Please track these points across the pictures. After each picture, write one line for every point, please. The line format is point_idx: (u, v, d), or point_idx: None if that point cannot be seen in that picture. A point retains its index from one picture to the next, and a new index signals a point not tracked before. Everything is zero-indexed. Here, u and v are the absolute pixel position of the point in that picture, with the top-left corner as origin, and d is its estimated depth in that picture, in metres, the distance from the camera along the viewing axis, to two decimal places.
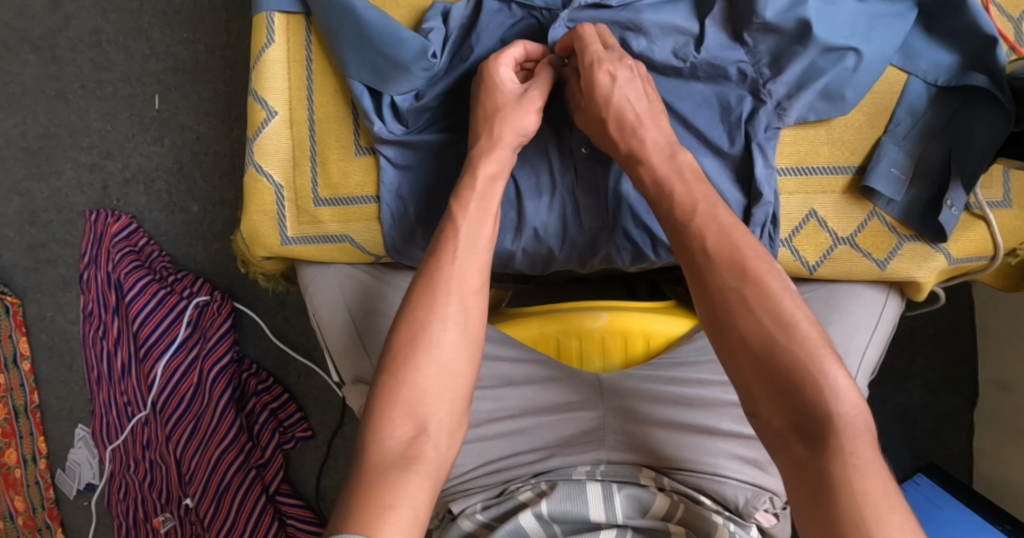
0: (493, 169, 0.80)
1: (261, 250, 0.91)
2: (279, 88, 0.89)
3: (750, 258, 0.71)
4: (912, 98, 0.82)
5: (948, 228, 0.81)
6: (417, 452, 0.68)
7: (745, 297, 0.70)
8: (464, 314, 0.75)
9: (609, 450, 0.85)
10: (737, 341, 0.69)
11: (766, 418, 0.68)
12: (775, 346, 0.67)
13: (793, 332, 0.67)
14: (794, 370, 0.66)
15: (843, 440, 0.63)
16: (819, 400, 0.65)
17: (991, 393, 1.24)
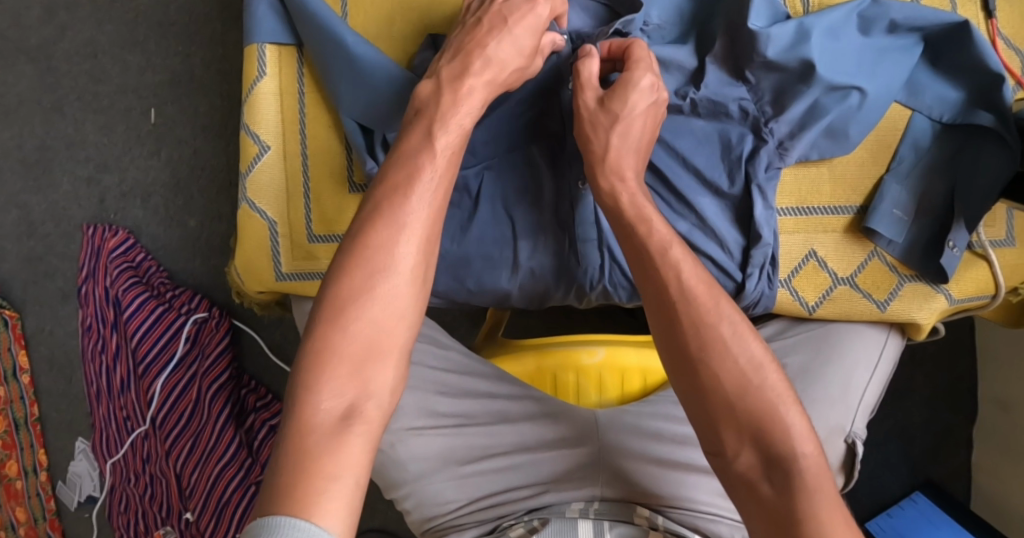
0: (462, 117, 0.74)
1: (257, 285, 0.91)
2: (271, 121, 0.88)
3: (709, 295, 0.70)
4: (916, 134, 0.83)
5: (949, 270, 0.81)
6: (357, 412, 0.64)
7: (706, 337, 0.68)
8: (418, 263, 0.69)
9: (602, 486, 0.83)
10: (697, 381, 0.68)
11: (732, 459, 0.66)
12: (736, 390, 0.66)
13: (761, 376, 0.66)
14: (760, 414, 0.65)
15: (808, 482, 0.63)
16: (785, 443, 0.64)
17: (991, 413, 1.23)
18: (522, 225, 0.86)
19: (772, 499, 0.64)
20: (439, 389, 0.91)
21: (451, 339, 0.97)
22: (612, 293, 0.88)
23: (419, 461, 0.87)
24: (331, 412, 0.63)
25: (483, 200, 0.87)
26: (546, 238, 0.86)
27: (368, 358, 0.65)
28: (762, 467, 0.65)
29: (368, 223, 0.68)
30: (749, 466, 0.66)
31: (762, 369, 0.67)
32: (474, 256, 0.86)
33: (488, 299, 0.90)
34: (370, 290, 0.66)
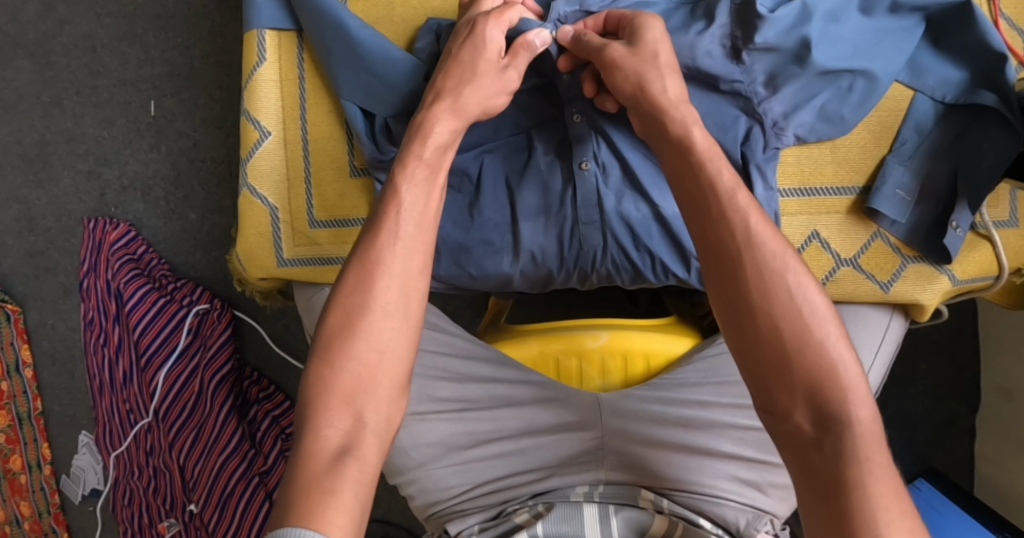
0: (444, 139, 0.76)
1: (257, 272, 0.91)
2: (271, 108, 0.88)
3: (776, 241, 0.65)
4: (919, 115, 0.83)
5: (953, 249, 0.82)
6: (357, 437, 0.63)
7: (767, 285, 0.63)
8: (405, 293, 0.69)
9: (608, 470, 0.86)
10: (756, 332, 0.63)
11: (783, 414, 0.62)
12: (796, 339, 0.62)
13: (820, 332, 0.62)
14: (816, 369, 0.61)
15: (859, 444, 0.59)
16: (838, 402, 0.60)
17: (993, 399, 1.24)
18: (524, 205, 0.86)
19: (823, 459, 0.60)
20: (442, 375, 0.91)
21: (451, 323, 0.95)
22: (615, 273, 0.87)
23: (423, 447, 0.88)
24: (333, 439, 0.62)
25: (487, 183, 0.87)
26: (547, 220, 0.86)
27: (365, 391, 0.65)
28: (814, 427, 0.61)
29: (359, 265, 0.69)
30: (801, 424, 0.61)
31: (820, 323, 0.62)
32: (476, 238, 0.87)
33: (487, 282, 0.90)
34: (367, 328, 0.67)
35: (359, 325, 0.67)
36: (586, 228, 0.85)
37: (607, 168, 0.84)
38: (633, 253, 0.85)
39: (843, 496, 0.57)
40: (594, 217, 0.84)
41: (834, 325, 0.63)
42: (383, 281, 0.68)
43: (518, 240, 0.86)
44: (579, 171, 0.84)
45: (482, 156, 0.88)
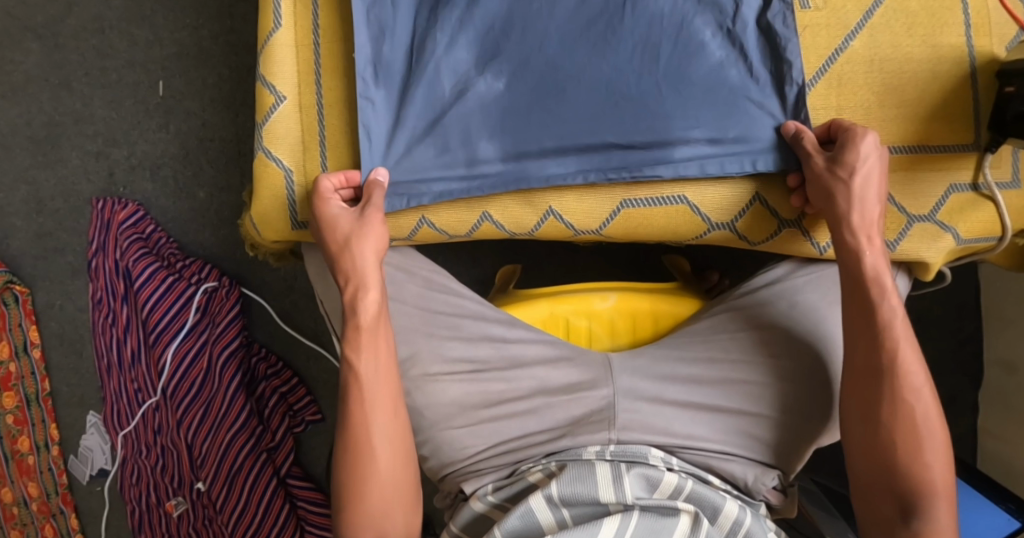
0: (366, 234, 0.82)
1: (273, 235, 0.92)
2: (287, 73, 0.89)
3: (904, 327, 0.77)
4: (917, 67, 0.81)
5: (958, 192, 0.81)
6: (389, 514, 0.81)
7: (899, 411, 0.76)
8: (387, 401, 0.81)
9: (620, 430, 0.84)
10: (879, 424, 0.77)
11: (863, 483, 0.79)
12: (902, 432, 0.76)
13: (915, 414, 0.76)
14: (909, 426, 0.76)
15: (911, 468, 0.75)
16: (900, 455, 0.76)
17: (997, 371, 1.26)
18: (514, 122, 0.83)
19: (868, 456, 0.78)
20: (454, 334, 0.87)
21: (462, 284, 0.90)
22: (633, 180, 0.82)
23: (437, 408, 0.86)
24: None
25: (478, 110, 0.84)
26: (489, 167, 0.84)
27: (388, 511, 0.81)
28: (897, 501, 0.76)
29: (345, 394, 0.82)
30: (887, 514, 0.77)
31: (928, 419, 0.76)
32: (500, 173, 0.84)
33: (512, 199, 0.86)
34: (374, 427, 0.80)
35: (370, 443, 0.80)
36: (597, 141, 0.82)
37: (583, 58, 0.81)
38: (650, 159, 0.82)
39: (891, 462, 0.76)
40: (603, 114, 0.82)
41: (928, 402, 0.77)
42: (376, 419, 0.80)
43: (540, 165, 0.83)
44: (534, 125, 0.83)
45: (455, 82, 0.84)
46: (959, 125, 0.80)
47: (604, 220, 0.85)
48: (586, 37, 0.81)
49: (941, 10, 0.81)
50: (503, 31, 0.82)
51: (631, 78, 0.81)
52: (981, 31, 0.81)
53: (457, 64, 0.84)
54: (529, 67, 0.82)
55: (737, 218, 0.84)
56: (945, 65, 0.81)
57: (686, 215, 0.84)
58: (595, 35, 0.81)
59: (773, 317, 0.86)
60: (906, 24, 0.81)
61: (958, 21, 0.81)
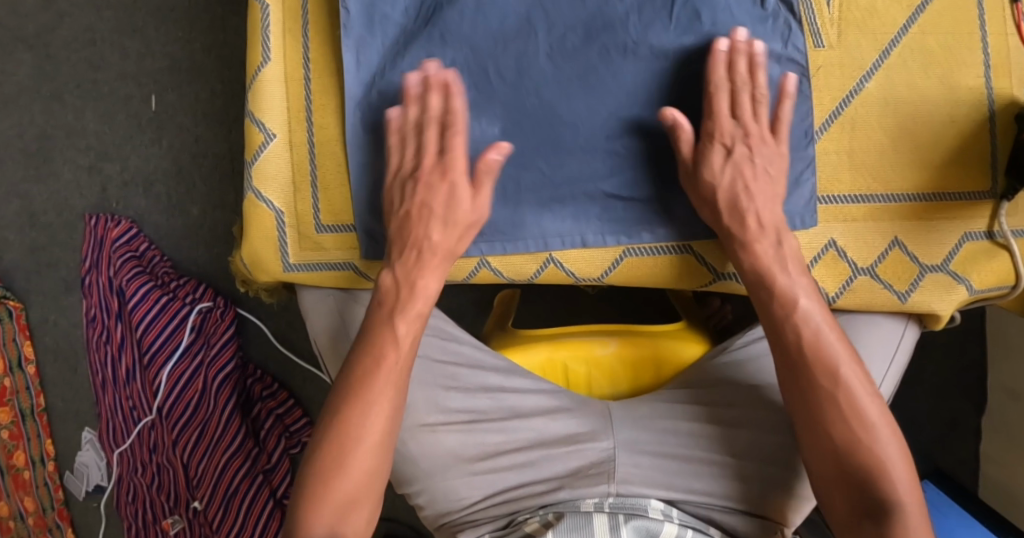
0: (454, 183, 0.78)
1: (265, 276, 0.90)
2: (277, 110, 0.86)
3: (830, 334, 0.74)
4: (932, 111, 0.77)
5: (971, 240, 0.78)
6: (357, 498, 0.75)
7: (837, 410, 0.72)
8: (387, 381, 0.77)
9: (620, 483, 0.81)
10: (822, 431, 0.73)
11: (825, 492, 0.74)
12: (846, 432, 0.72)
13: (855, 410, 0.72)
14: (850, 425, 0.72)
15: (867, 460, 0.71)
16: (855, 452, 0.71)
17: (1000, 399, 1.24)
18: (506, 172, 0.81)
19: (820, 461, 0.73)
20: (450, 384, 0.86)
21: (460, 330, 0.90)
22: (631, 237, 0.81)
23: (433, 459, 0.84)
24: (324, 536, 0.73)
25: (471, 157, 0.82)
26: (484, 218, 0.83)
27: (355, 501, 0.75)
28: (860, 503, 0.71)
29: (370, 330, 0.79)
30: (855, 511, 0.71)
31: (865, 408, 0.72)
32: (493, 224, 0.82)
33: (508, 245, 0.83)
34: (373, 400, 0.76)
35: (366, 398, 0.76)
36: (595, 189, 0.81)
37: (577, 110, 0.80)
38: (645, 213, 0.81)
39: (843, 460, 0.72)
40: (596, 165, 0.80)
41: (869, 397, 0.72)
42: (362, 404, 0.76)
43: (534, 217, 0.82)
44: (527, 177, 0.81)
45: None
46: (975, 171, 0.77)
47: (607, 268, 0.83)
48: (582, 86, 0.79)
49: (959, 49, 0.77)
50: (496, 77, 0.80)
51: (626, 130, 0.79)
52: (1002, 72, 0.77)
53: None
54: (522, 115, 0.80)
55: (743, 270, 0.82)
56: (962, 108, 0.77)
57: (689, 264, 0.82)
58: (590, 85, 0.79)
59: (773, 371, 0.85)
60: (923, 64, 0.77)
61: (976, 61, 0.77)
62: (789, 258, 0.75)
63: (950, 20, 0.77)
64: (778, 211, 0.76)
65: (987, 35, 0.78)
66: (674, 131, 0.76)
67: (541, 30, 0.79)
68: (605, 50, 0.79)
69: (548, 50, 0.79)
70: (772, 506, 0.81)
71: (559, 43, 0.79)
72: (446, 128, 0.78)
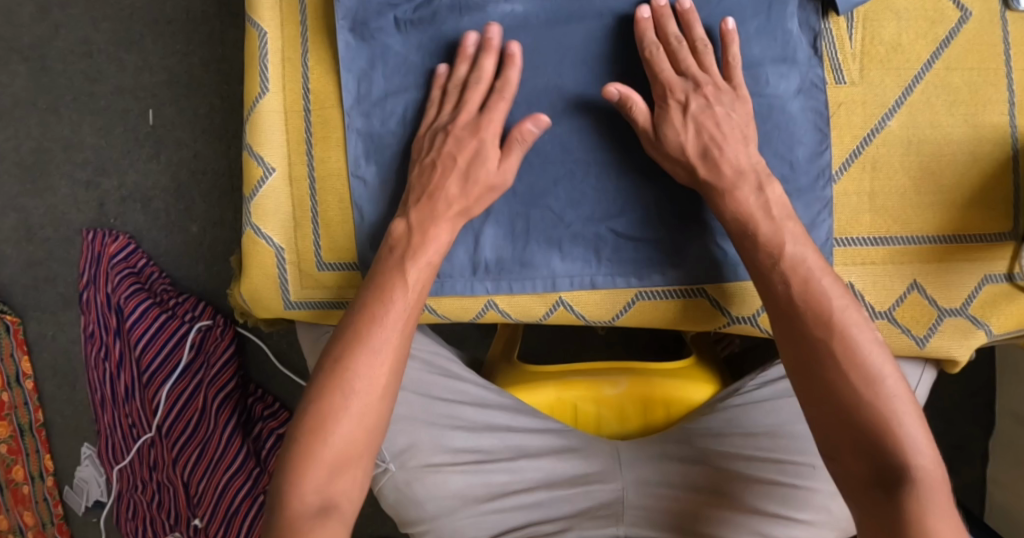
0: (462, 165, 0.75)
1: (265, 312, 0.88)
2: (276, 143, 0.83)
3: (852, 315, 0.67)
4: (955, 149, 0.75)
5: (992, 284, 0.76)
6: (335, 500, 0.68)
7: (858, 386, 0.65)
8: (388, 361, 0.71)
9: (627, 525, 0.81)
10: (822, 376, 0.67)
11: (846, 472, 0.66)
12: (868, 416, 0.65)
13: (878, 387, 0.65)
14: (871, 414, 0.65)
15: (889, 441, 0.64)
16: (888, 439, 0.64)
17: (1008, 425, 1.22)
18: (515, 210, 0.79)
19: (847, 455, 0.66)
20: (455, 423, 0.84)
21: (465, 368, 0.89)
22: (642, 279, 0.79)
23: (438, 501, 0.82)
24: (311, 504, 0.67)
25: None
26: (491, 260, 0.80)
27: (348, 462, 0.68)
28: (875, 478, 0.64)
29: (374, 287, 0.73)
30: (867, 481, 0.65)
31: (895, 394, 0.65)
32: (501, 263, 0.80)
33: (517, 287, 0.81)
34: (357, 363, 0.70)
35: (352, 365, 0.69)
36: (606, 228, 0.78)
37: (587, 147, 0.77)
38: (658, 254, 0.78)
39: (869, 443, 0.64)
40: (607, 204, 0.78)
41: (896, 379, 0.65)
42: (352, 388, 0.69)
43: (542, 258, 0.80)
44: (536, 216, 0.79)
45: None
46: (998, 213, 0.75)
47: (618, 311, 0.81)
48: (593, 123, 0.77)
49: (984, 86, 0.75)
50: (506, 111, 0.78)
51: (637, 167, 0.77)
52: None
53: None
54: (532, 150, 0.78)
55: (759, 312, 0.80)
56: (986, 147, 0.75)
57: (703, 306, 0.80)
58: (599, 121, 0.77)
59: (790, 413, 0.82)
60: (948, 102, 0.75)
61: (1001, 98, 0.75)
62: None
63: (974, 56, 0.75)
64: (755, 156, 0.73)
65: (1012, 71, 0.75)
66: (625, 103, 0.73)
67: (553, 64, 0.77)
68: (617, 85, 0.76)
69: (559, 84, 0.77)
70: (768, 525, 0.77)
71: (569, 77, 0.77)
72: (495, 92, 0.75)
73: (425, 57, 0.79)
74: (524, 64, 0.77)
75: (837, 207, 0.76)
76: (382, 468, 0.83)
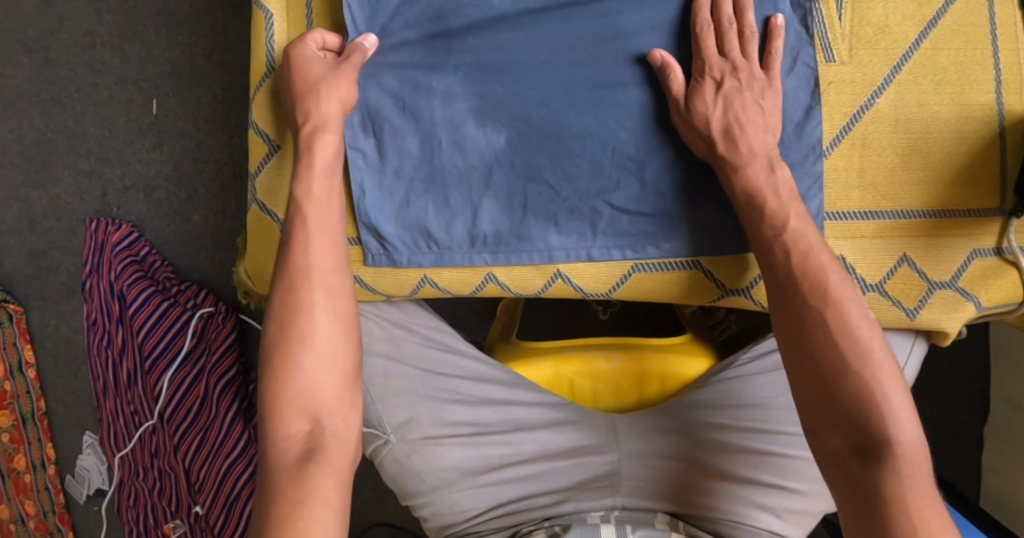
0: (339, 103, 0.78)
1: (269, 288, 0.90)
2: (280, 121, 0.85)
3: (844, 290, 0.70)
4: (944, 126, 0.77)
5: (980, 258, 0.78)
6: (320, 442, 0.68)
7: (842, 357, 0.68)
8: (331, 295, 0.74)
9: (624, 496, 0.81)
10: (809, 351, 0.69)
11: (824, 440, 0.68)
12: (850, 383, 0.67)
13: (866, 359, 0.67)
14: (856, 383, 0.67)
15: (870, 407, 0.66)
16: (869, 406, 0.66)
17: (1004, 411, 1.24)
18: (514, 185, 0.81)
19: (826, 425, 0.68)
20: (455, 397, 0.86)
21: (464, 342, 0.90)
22: (638, 251, 0.81)
23: (436, 472, 0.83)
24: (292, 449, 0.68)
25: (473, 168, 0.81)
26: (490, 234, 0.82)
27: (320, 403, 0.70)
28: (852, 446, 0.66)
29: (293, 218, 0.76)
30: (840, 446, 0.67)
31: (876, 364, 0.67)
32: (499, 237, 0.82)
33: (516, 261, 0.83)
34: (316, 304, 0.72)
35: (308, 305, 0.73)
36: (602, 203, 0.80)
37: (584, 123, 0.79)
38: (653, 228, 0.80)
39: (848, 411, 0.66)
40: (603, 179, 0.80)
41: (884, 354, 0.68)
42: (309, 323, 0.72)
43: (540, 232, 0.82)
44: (534, 191, 0.81)
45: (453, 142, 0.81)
46: (985, 189, 0.77)
47: (615, 283, 0.83)
48: (591, 98, 0.79)
49: (972, 65, 0.77)
50: (506, 87, 0.79)
51: (634, 142, 0.79)
52: (1013, 88, 0.77)
53: (457, 118, 0.80)
54: (529, 126, 0.80)
55: (753, 285, 0.81)
56: (973, 124, 0.77)
57: (698, 280, 0.82)
58: (597, 97, 0.79)
59: (782, 387, 0.84)
60: (935, 81, 0.77)
61: (987, 76, 0.77)
62: (783, 185, 0.74)
63: (961, 36, 0.77)
64: (772, 141, 0.76)
65: (998, 51, 0.77)
66: (664, 70, 0.76)
67: (551, 42, 0.79)
68: (615, 63, 0.78)
69: (558, 61, 0.79)
70: (760, 494, 0.79)
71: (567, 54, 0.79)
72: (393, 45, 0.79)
73: (428, 36, 0.80)
74: (524, 43, 0.79)
75: (827, 182, 0.78)
76: (382, 439, 0.84)
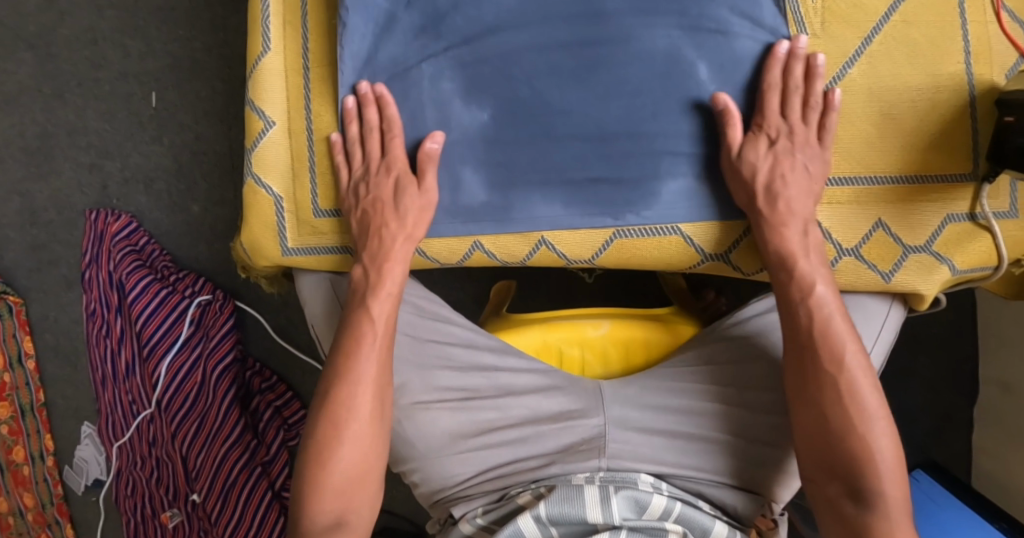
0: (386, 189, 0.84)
1: (264, 261, 0.92)
2: (276, 98, 0.88)
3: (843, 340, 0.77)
4: (915, 97, 0.80)
5: (954, 223, 0.80)
6: (346, 517, 0.80)
7: (845, 409, 0.76)
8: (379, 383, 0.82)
9: (609, 458, 0.83)
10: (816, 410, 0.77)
11: (820, 485, 0.78)
12: (848, 434, 0.75)
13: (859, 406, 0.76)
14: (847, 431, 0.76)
15: (865, 465, 0.75)
16: (860, 450, 0.75)
17: (993, 392, 1.25)
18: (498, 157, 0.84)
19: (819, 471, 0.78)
20: (445, 364, 0.88)
21: (453, 311, 0.92)
22: (619, 219, 0.84)
23: (427, 436, 0.85)
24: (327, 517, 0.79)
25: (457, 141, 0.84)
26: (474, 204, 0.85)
27: (355, 486, 0.80)
28: (847, 493, 0.76)
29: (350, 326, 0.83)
30: (834, 494, 0.77)
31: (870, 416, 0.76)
32: (484, 208, 0.85)
33: (501, 230, 0.85)
34: (360, 383, 0.81)
35: (354, 400, 0.80)
36: (583, 174, 0.83)
37: (567, 96, 0.82)
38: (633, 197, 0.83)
39: (841, 462, 0.76)
40: (584, 150, 0.82)
41: (875, 397, 0.76)
42: (353, 394, 0.80)
43: (524, 201, 0.84)
44: (517, 164, 0.84)
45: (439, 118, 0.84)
46: (957, 157, 0.80)
47: (597, 250, 0.85)
48: (573, 72, 0.81)
49: (942, 38, 0.80)
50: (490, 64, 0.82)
51: (614, 114, 0.81)
52: (981, 59, 0.80)
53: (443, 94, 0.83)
54: (512, 100, 0.82)
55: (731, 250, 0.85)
56: (944, 94, 0.79)
57: (679, 245, 0.84)
58: (578, 71, 0.81)
59: None
60: (906, 54, 0.80)
61: (957, 48, 0.80)
62: (813, 249, 0.79)
63: (932, 10, 0.80)
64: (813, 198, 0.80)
65: (967, 24, 0.80)
66: (725, 116, 0.79)
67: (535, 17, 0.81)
68: (596, 38, 0.80)
69: (541, 37, 0.81)
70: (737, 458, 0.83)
71: (549, 30, 0.81)
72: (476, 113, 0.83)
73: (416, 14, 0.83)
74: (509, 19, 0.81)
75: None
76: None
